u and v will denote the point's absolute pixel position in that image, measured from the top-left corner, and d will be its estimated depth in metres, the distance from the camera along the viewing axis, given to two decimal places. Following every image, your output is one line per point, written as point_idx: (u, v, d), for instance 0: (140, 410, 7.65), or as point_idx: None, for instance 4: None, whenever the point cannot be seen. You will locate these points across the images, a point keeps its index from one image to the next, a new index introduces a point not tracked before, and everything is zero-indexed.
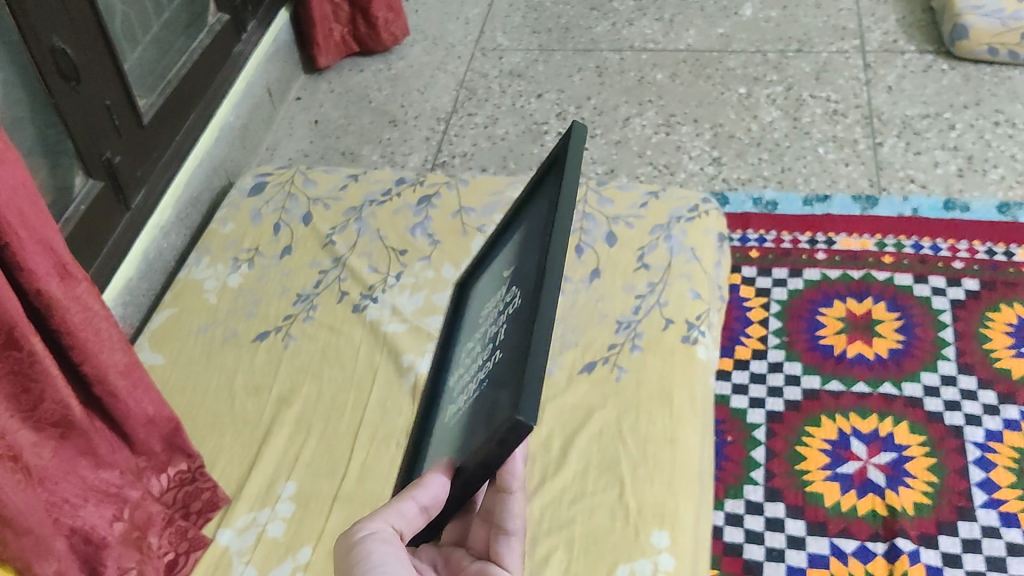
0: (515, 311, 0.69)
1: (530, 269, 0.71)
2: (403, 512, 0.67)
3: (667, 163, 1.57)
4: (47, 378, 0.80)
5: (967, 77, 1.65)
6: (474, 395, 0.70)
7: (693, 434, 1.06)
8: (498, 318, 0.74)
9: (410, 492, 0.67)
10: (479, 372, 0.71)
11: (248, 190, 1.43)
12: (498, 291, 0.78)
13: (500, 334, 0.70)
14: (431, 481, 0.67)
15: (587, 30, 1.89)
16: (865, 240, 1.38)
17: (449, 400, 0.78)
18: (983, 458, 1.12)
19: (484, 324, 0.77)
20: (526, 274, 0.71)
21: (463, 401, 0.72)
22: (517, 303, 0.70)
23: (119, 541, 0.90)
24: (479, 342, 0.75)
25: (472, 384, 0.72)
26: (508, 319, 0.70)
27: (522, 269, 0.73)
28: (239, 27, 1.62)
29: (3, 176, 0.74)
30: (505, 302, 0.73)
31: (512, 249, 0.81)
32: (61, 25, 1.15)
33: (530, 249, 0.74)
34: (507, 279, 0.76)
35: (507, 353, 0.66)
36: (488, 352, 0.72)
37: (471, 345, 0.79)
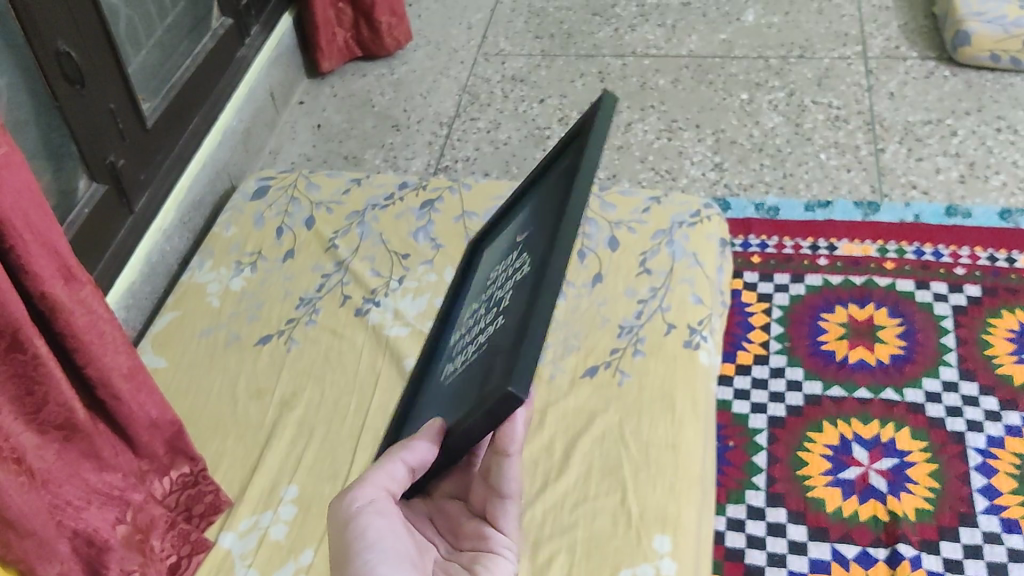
0: (522, 273, 0.67)
1: (542, 231, 0.70)
2: (393, 474, 0.66)
3: (668, 168, 1.58)
4: (51, 381, 0.80)
5: (968, 83, 1.66)
6: (471, 357, 0.68)
7: (696, 438, 1.06)
8: (503, 285, 0.72)
9: (399, 453, 0.66)
10: (477, 336, 0.69)
11: (251, 194, 1.43)
12: (507, 257, 0.76)
13: (505, 297, 0.68)
14: (415, 442, 0.65)
15: (589, 36, 1.90)
16: (866, 245, 1.38)
17: (445, 359, 0.77)
18: (985, 464, 1.12)
19: (489, 287, 0.75)
20: (537, 243, 0.69)
21: (459, 360, 0.71)
22: (525, 266, 0.68)
23: (122, 543, 0.90)
24: (483, 305, 0.74)
25: (469, 346, 0.70)
26: (516, 280, 0.68)
27: (534, 236, 0.71)
28: (242, 31, 1.62)
29: (9, 178, 0.74)
30: (516, 264, 0.71)
31: (526, 213, 0.79)
32: (66, 28, 1.16)
33: (546, 212, 0.72)
34: (519, 243, 0.75)
35: (510, 313, 0.64)
36: (489, 316, 0.70)
37: (473, 306, 0.78)
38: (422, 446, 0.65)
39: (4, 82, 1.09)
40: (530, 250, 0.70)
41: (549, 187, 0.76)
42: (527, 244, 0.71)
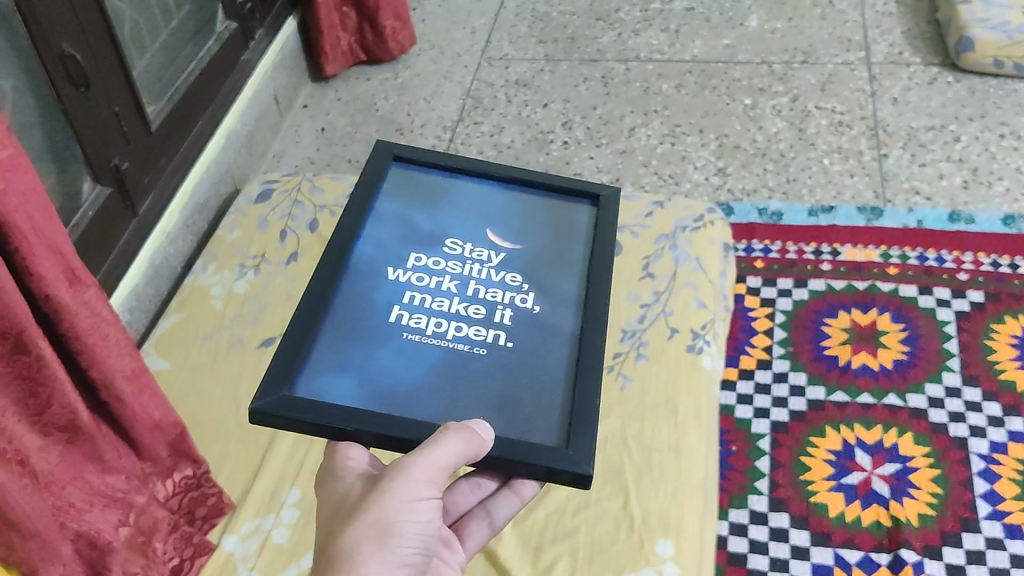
0: (531, 317, 0.76)
1: (547, 283, 0.79)
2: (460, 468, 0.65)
3: (672, 173, 1.58)
4: (55, 383, 0.80)
5: (972, 89, 1.66)
6: (458, 348, 0.72)
7: (699, 443, 1.06)
8: (487, 286, 0.77)
9: (476, 452, 0.65)
10: (462, 325, 0.74)
11: (255, 198, 1.44)
12: (477, 247, 0.80)
13: (503, 320, 0.75)
14: (484, 440, 0.65)
15: (593, 41, 1.90)
16: (869, 251, 1.39)
17: (380, 290, 0.75)
18: (987, 470, 1.12)
19: (454, 265, 0.78)
20: (546, 289, 0.78)
21: (426, 327, 0.73)
22: (531, 309, 0.76)
23: (124, 546, 0.91)
24: (452, 283, 0.77)
25: (446, 324, 0.74)
26: (517, 314, 0.76)
27: (532, 271, 0.80)
28: (246, 34, 1.62)
29: (15, 181, 0.74)
30: (507, 285, 0.78)
31: (493, 215, 0.84)
32: (72, 31, 1.16)
33: (539, 255, 0.81)
34: (496, 253, 0.80)
35: (527, 356, 0.73)
36: (477, 314, 0.75)
37: (420, 260, 0.78)
38: (485, 446, 0.65)
39: (9, 85, 1.09)
40: (529, 283, 0.79)
41: (535, 225, 0.83)
42: (523, 279, 0.79)
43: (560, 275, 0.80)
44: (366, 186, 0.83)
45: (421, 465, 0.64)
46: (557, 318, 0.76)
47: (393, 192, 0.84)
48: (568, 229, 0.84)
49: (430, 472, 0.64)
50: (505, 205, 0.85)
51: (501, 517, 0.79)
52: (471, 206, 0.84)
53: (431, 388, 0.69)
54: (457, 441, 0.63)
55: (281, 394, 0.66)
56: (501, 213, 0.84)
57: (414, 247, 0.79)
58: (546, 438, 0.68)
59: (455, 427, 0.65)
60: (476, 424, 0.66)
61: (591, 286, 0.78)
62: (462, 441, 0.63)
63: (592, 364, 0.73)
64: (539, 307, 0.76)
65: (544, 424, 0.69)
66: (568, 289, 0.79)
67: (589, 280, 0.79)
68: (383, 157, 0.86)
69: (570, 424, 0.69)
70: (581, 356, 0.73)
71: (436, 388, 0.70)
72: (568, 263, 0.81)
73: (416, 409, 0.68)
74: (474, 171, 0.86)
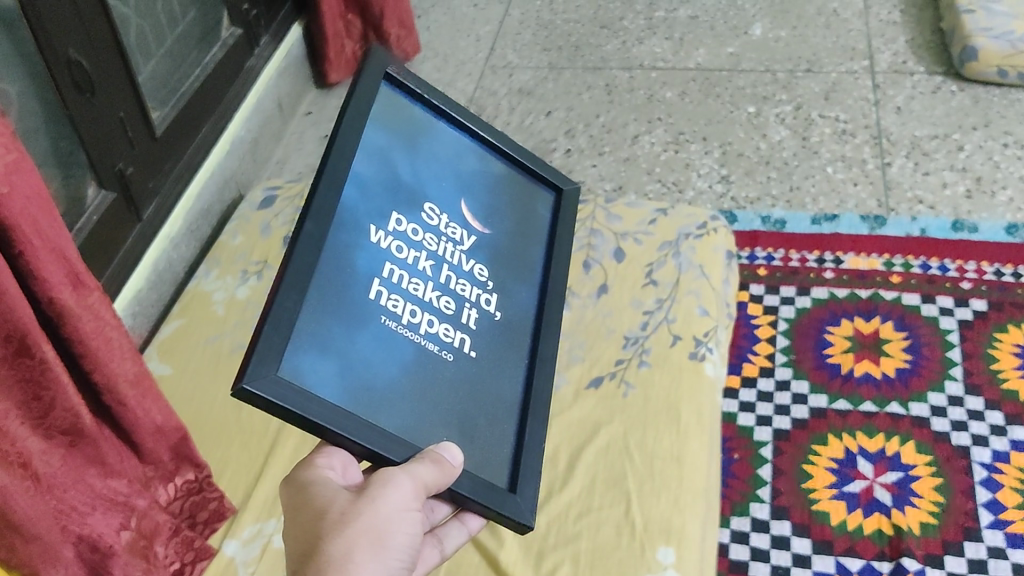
0: (491, 322, 0.76)
1: (507, 285, 0.79)
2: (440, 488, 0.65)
3: (675, 180, 1.58)
4: (58, 386, 0.81)
5: (976, 98, 1.66)
6: (428, 347, 0.70)
7: (700, 450, 1.06)
8: (458, 277, 0.75)
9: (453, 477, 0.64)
10: (436, 322, 0.71)
11: (258, 203, 1.44)
12: (452, 227, 0.78)
13: (469, 321, 0.74)
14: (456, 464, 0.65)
15: (597, 49, 1.90)
16: (872, 259, 1.38)
17: (362, 253, 0.69)
18: (990, 478, 1.12)
19: (431, 240, 0.75)
20: (507, 295, 0.79)
21: (404, 315, 0.69)
22: (493, 313, 0.76)
23: (126, 549, 0.91)
24: (429, 263, 0.73)
25: (421, 317, 0.70)
26: (481, 317, 0.75)
27: (495, 267, 0.79)
28: (252, 41, 1.63)
29: (20, 185, 0.75)
30: (474, 279, 0.77)
31: (464, 182, 0.81)
32: (78, 37, 1.17)
33: (502, 249, 0.81)
34: (467, 235, 0.78)
35: (485, 368, 0.73)
36: (449, 309, 0.73)
37: (401, 224, 0.73)
38: (457, 469, 0.65)
39: (14, 90, 1.10)
40: (493, 282, 0.78)
41: (498, 209, 0.83)
42: (488, 274, 0.78)
43: (518, 282, 0.81)
44: (359, 106, 0.75)
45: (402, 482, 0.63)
46: (511, 328, 0.77)
47: (381, 119, 0.77)
48: (527, 225, 0.85)
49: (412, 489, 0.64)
50: (475, 173, 0.83)
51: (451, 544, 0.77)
52: (447, 165, 0.81)
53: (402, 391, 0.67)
54: (433, 469, 0.63)
55: (278, 382, 0.59)
56: (473, 183, 0.82)
57: (396, 203, 0.74)
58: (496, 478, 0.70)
59: (432, 453, 0.64)
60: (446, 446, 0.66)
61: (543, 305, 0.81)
62: (441, 469, 0.63)
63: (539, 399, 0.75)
64: (501, 314, 0.77)
65: (494, 461, 0.71)
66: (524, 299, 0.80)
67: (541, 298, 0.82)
68: (376, 74, 0.77)
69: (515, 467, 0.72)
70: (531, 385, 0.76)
71: (408, 391, 0.67)
72: (525, 267, 0.82)
73: (389, 419, 0.65)
74: (454, 118, 0.83)
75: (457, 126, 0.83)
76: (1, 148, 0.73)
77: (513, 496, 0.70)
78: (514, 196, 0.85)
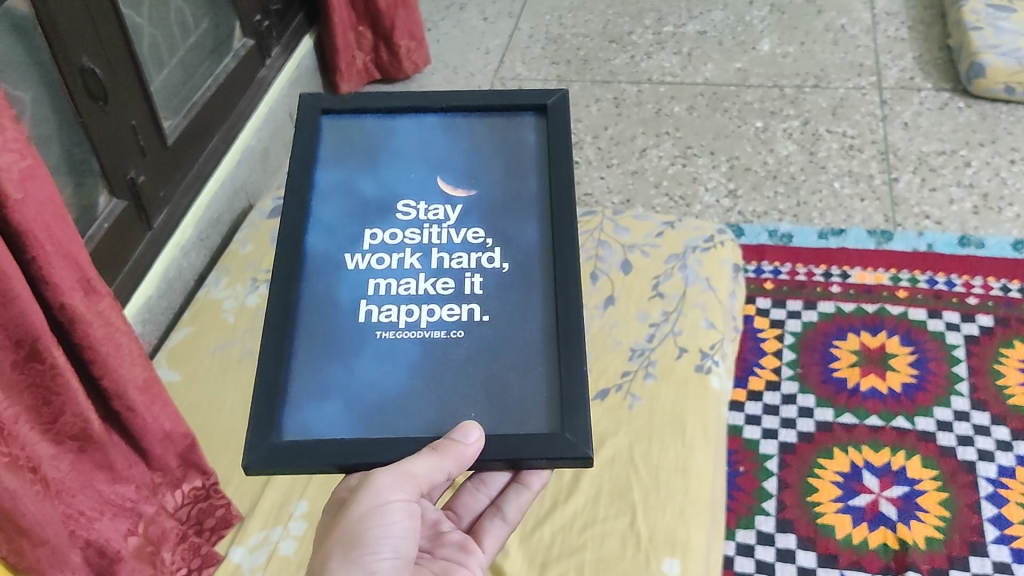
0: (500, 276, 0.73)
1: (509, 230, 0.76)
2: (432, 480, 0.65)
3: (683, 194, 1.58)
4: (68, 392, 0.81)
5: (983, 115, 1.66)
6: (434, 336, 0.70)
7: (706, 462, 1.06)
8: (450, 252, 0.74)
9: (449, 468, 0.63)
10: (433, 308, 0.71)
11: (268, 213, 1.45)
12: (430, 205, 0.77)
13: (473, 289, 0.72)
14: (468, 454, 0.63)
15: (606, 63, 1.91)
16: (879, 273, 1.39)
17: (343, 285, 0.73)
18: (996, 494, 1.12)
19: (412, 235, 0.76)
20: (507, 238, 0.75)
21: (398, 320, 0.71)
22: (499, 268, 0.73)
23: (133, 555, 0.91)
24: (415, 258, 0.74)
25: (416, 310, 0.71)
26: (486, 279, 0.73)
27: (487, 219, 0.76)
28: (263, 51, 1.64)
29: (33, 191, 0.75)
30: (470, 245, 0.75)
31: (438, 158, 0.80)
32: (91, 46, 1.18)
33: (495, 199, 0.78)
34: (451, 207, 0.77)
35: (504, 327, 0.70)
36: (445, 289, 0.72)
37: (376, 238, 0.75)
38: (471, 460, 0.64)
39: (28, 97, 1.11)
40: (492, 237, 0.75)
41: (482, 159, 0.80)
42: (485, 233, 0.75)
43: (518, 220, 0.76)
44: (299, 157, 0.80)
45: (389, 474, 0.65)
46: (524, 270, 0.73)
47: (327, 151, 0.81)
48: (520, 158, 0.80)
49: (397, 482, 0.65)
50: (449, 141, 0.81)
51: (513, 512, 0.82)
52: (412, 153, 0.81)
53: (409, 394, 0.67)
54: (431, 458, 0.63)
55: (268, 443, 0.65)
56: (447, 154, 0.81)
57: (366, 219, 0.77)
58: (538, 426, 0.66)
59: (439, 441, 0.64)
60: (469, 426, 0.64)
61: (553, 226, 0.75)
62: (435, 455, 0.63)
63: (571, 327, 0.70)
64: (508, 264, 0.74)
65: (533, 409, 0.67)
66: (531, 234, 0.75)
67: (551, 218, 0.76)
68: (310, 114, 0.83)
69: (561, 404, 0.67)
70: (561, 317, 0.70)
71: (417, 391, 0.67)
72: (527, 201, 0.77)
73: (402, 422, 0.66)
74: (406, 107, 0.83)
75: (417, 114, 0.83)
76: (16, 153, 0.74)
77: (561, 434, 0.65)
78: (495, 140, 0.81)
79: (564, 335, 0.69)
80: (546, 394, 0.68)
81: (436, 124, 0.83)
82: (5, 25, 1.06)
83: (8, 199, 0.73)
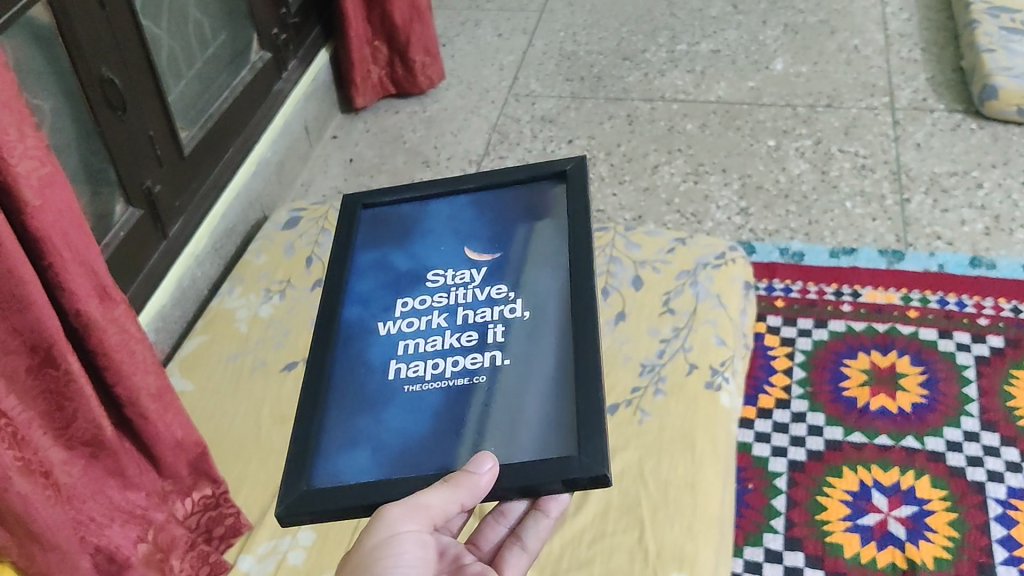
0: (522, 323, 0.75)
1: (530, 283, 0.78)
2: (446, 512, 0.64)
3: (695, 211, 1.59)
4: (82, 398, 0.82)
5: (995, 137, 1.67)
6: (457, 383, 0.71)
7: (715, 478, 1.06)
8: (474, 308, 0.77)
9: (462, 500, 0.63)
10: (455, 358, 0.73)
11: (282, 224, 1.46)
12: (457, 270, 0.81)
13: (496, 337, 0.74)
14: (481, 483, 0.63)
15: (619, 80, 1.92)
16: (890, 293, 1.39)
17: (375, 348, 0.76)
18: (1005, 515, 1.12)
19: (440, 298, 0.78)
20: (529, 289, 0.77)
21: (423, 371, 0.73)
22: (521, 317, 0.75)
23: (142, 562, 0.92)
24: (441, 317, 0.77)
25: (440, 362, 0.73)
26: (508, 328, 0.75)
27: (511, 275, 0.79)
28: (280, 65, 1.66)
29: (51, 199, 0.76)
30: (494, 300, 0.77)
31: (466, 232, 0.84)
32: (111, 56, 1.19)
33: (518, 257, 0.81)
34: (478, 270, 0.80)
35: (522, 367, 0.71)
36: (468, 340, 0.74)
37: (407, 305, 0.79)
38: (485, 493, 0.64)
39: (48, 106, 1.12)
40: (515, 290, 0.77)
41: (507, 224, 0.84)
42: (508, 287, 0.78)
43: (541, 272, 0.78)
44: (347, 244, 0.86)
45: (406, 504, 0.64)
46: (547, 314, 0.75)
47: (368, 237, 0.87)
48: (542, 217, 0.84)
49: (412, 512, 0.64)
50: (477, 217, 0.86)
51: (533, 541, 0.82)
52: (444, 229, 0.85)
53: (432, 435, 0.69)
54: (445, 491, 0.63)
55: (298, 492, 0.67)
56: (475, 223, 0.85)
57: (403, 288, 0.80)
58: (556, 451, 0.66)
59: (455, 473, 0.64)
60: (481, 460, 0.64)
61: (572, 274, 0.77)
62: (452, 488, 0.63)
63: (587, 359, 0.70)
64: (529, 313, 0.75)
65: (553, 438, 0.67)
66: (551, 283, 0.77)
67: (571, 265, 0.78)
68: (353, 213, 0.89)
69: (578, 430, 0.66)
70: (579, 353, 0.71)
71: (440, 433, 0.69)
72: (550, 254, 0.80)
73: (424, 463, 0.67)
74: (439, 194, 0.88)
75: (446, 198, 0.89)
76: (36, 160, 0.75)
77: (579, 456, 0.65)
78: (520, 207, 0.85)
79: (581, 368, 0.70)
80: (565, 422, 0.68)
81: (467, 203, 0.88)
82: (26, 34, 1.07)
83: (25, 205, 0.74)
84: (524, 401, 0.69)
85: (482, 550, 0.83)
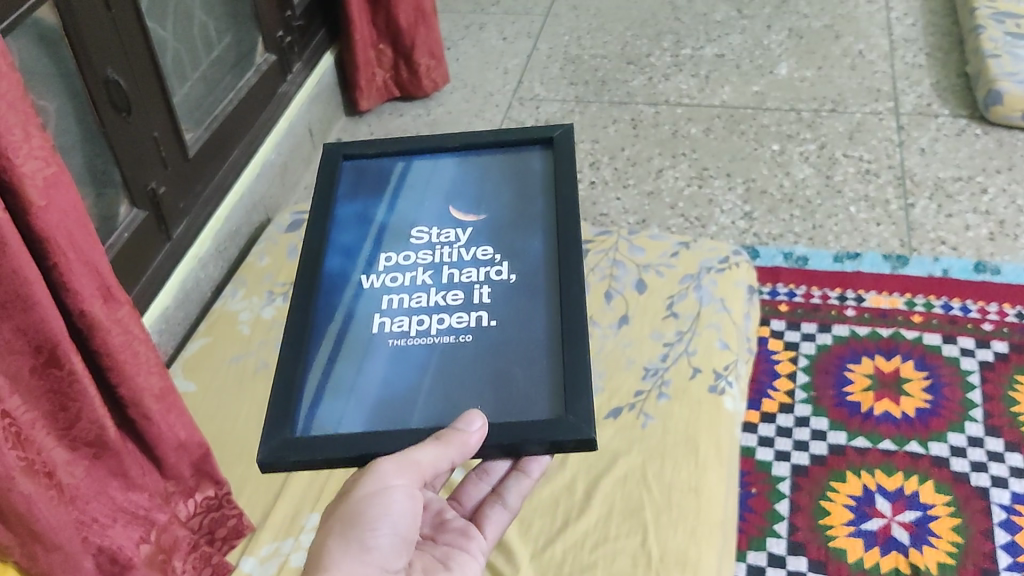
0: (507, 286, 0.75)
1: (515, 246, 0.78)
2: (436, 468, 0.65)
3: (698, 215, 1.59)
4: (85, 398, 0.82)
5: (1000, 142, 1.67)
6: (444, 341, 0.72)
7: (718, 483, 1.06)
8: (460, 267, 0.77)
9: (453, 456, 0.63)
10: (442, 316, 0.73)
11: (286, 226, 1.46)
12: (441, 230, 0.81)
13: (482, 298, 0.74)
14: (471, 441, 0.64)
15: (624, 84, 1.92)
16: (894, 298, 1.39)
17: (358, 300, 0.75)
18: (1009, 520, 1.11)
19: (424, 255, 0.79)
20: (514, 253, 0.78)
21: (409, 327, 0.73)
22: (507, 279, 0.76)
23: (144, 563, 0.92)
24: (427, 274, 0.77)
25: (426, 319, 0.73)
26: (495, 289, 0.75)
27: (496, 238, 0.79)
28: (285, 67, 1.66)
29: (56, 199, 0.76)
30: (480, 261, 0.77)
31: (449, 192, 0.84)
32: (116, 58, 1.20)
33: (502, 220, 0.81)
34: (462, 230, 0.81)
35: (510, 329, 0.72)
36: (455, 298, 0.75)
37: (390, 260, 0.79)
38: (475, 447, 0.64)
39: (53, 107, 1.12)
40: (501, 253, 0.78)
41: (492, 189, 0.84)
42: (493, 249, 0.78)
43: (526, 236, 0.79)
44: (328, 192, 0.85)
45: (396, 462, 0.65)
46: (533, 279, 0.75)
47: (347, 188, 0.85)
48: (525, 184, 0.84)
49: (401, 469, 0.65)
50: (459, 178, 0.86)
51: (513, 498, 0.85)
52: (427, 190, 0.85)
53: (417, 391, 0.69)
54: (434, 449, 0.64)
55: (280, 437, 0.66)
56: (458, 186, 0.85)
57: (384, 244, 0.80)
58: (542, 411, 0.67)
59: (447, 430, 0.64)
60: (472, 419, 0.64)
61: (557, 240, 0.78)
62: (442, 446, 0.64)
63: (574, 327, 0.71)
64: (515, 275, 0.76)
65: (539, 396, 0.68)
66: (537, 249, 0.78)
67: (554, 234, 0.78)
68: (333, 160, 0.87)
69: (565, 391, 0.67)
70: (565, 319, 0.72)
71: (426, 389, 0.69)
72: (534, 221, 0.80)
73: (410, 416, 0.68)
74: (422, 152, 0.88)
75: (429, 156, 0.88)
76: (41, 160, 0.75)
77: (568, 416, 0.66)
78: (504, 173, 0.86)
79: (567, 334, 0.71)
80: (551, 383, 0.69)
81: (450, 164, 0.87)
82: (32, 35, 1.07)
83: (30, 205, 0.74)
84: (511, 365, 0.70)
85: (464, 509, 0.86)
